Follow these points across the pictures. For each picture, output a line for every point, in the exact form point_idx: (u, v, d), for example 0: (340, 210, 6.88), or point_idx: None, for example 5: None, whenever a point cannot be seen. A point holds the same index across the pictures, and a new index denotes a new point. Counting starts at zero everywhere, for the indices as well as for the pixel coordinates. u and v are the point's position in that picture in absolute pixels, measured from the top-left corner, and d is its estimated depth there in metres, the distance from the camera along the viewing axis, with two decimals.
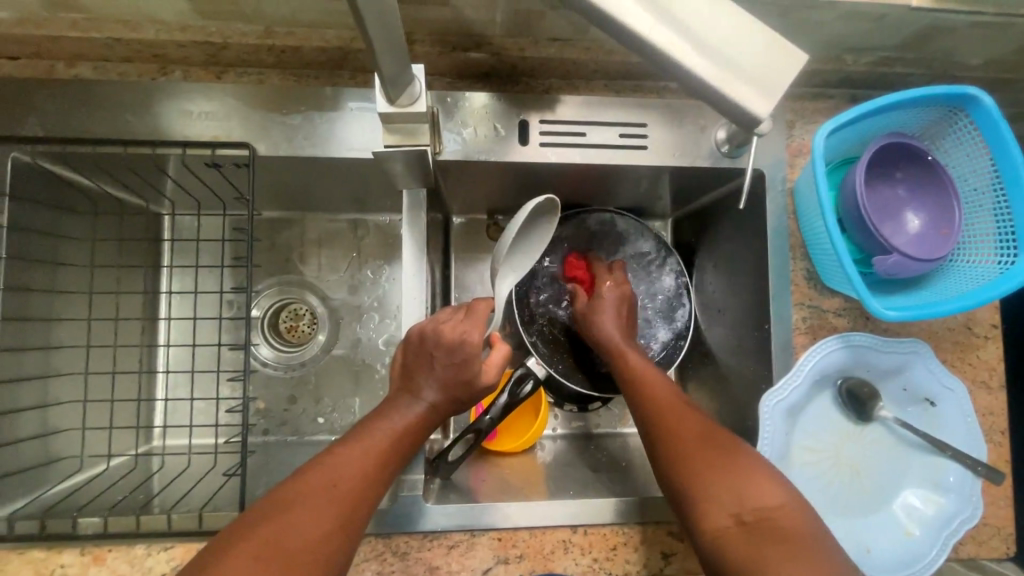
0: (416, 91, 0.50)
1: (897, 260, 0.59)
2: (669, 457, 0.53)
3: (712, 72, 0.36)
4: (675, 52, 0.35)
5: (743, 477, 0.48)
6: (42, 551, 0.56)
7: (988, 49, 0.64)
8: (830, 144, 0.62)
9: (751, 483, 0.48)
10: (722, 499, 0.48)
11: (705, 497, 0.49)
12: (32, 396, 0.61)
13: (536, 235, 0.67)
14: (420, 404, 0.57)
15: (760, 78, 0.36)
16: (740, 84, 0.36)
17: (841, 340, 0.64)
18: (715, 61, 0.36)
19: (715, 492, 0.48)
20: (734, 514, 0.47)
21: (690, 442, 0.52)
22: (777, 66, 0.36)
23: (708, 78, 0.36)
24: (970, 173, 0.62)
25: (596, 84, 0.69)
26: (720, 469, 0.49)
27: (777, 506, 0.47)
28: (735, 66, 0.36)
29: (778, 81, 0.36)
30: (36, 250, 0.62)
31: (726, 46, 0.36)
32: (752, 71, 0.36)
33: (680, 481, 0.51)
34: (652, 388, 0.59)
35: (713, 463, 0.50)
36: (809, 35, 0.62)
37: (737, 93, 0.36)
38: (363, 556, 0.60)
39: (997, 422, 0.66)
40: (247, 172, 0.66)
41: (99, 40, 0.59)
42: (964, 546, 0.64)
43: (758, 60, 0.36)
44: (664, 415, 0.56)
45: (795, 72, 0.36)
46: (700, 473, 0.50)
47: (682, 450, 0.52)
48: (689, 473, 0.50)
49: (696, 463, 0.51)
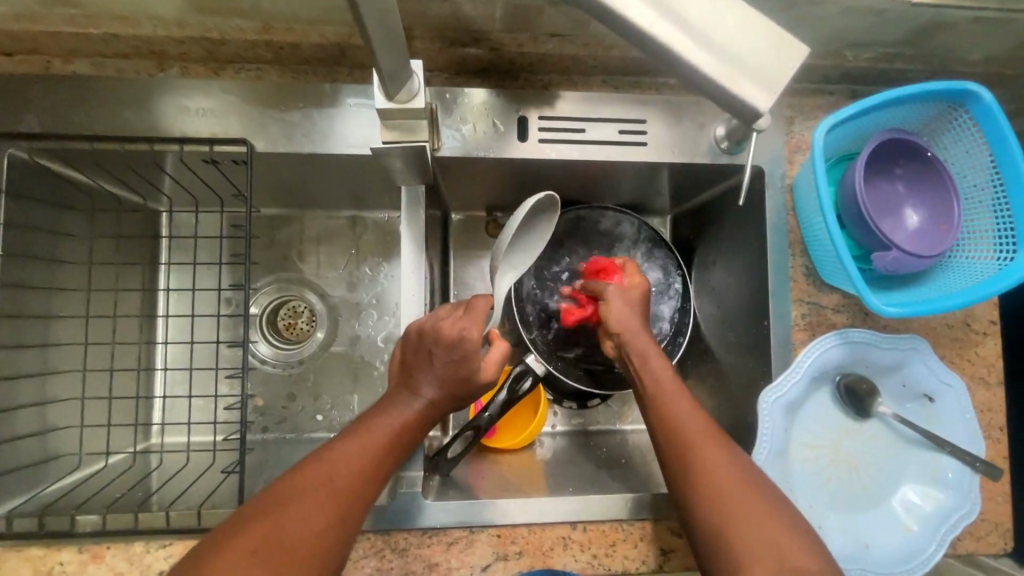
0: (415, 87, 0.50)
1: (896, 256, 0.58)
2: (702, 497, 0.50)
3: (716, 68, 0.35)
4: (678, 48, 0.35)
5: (782, 534, 0.47)
6: (41, 549, 0.56)
7: (988, 45, 0.64)
8: (829, 140, 0.62)
9: (789, 541, 0.47)
10: (762, 554, 0.46)
11: (742, 548, 0.46)
12: (30, 394, 0.61)
13: (535, 231, 0.67)
14: (420, 400, 0.57)
15: (765, 74, 0.35)
16: (744, 81, 0.35)
17: (840, 337, 0.64)
18: (720, 57, 0.35)
19: (755, 545, 0.46)
20: (774, 571, 0.45)
21: (728, 486, 0.50)
22: (781, 60, 0.35)
23: (712, 74, 0.35)
24: (970, 169, 0.62)
25: (596, 80, 0.69)
26: (760, 522, 0.47)
27: (811, 561, 0.46)
28: (740, 63, 0.35)
29: (783, 75, 0.35)
30: (33, 247, 0.61)
31: (729, 42, 0.35)
32: (756, 67, 0.35)
33: (715, 525, 0.48)
34: (675, 407, 0.55)
35: (753, 514, 0.48)
36: (809, 30, 0.62)
37: (742, 91, 0.36)
38: (363, 553, 0.60)
39: (996, 418, 0.66)
40: (244, 168, 0.66)
41: (96, 35, 0.58)
42: (962, 541, 0.64)
43: (761, 56, 0.35)
44: (694, 446, 0.52)
45: (798, 65, 0.35)
46: (739, 524, 0.47)
47: (717, 493, 0.49)
48: (725, 518, 0.48)
49: (733, 512, 0.48)
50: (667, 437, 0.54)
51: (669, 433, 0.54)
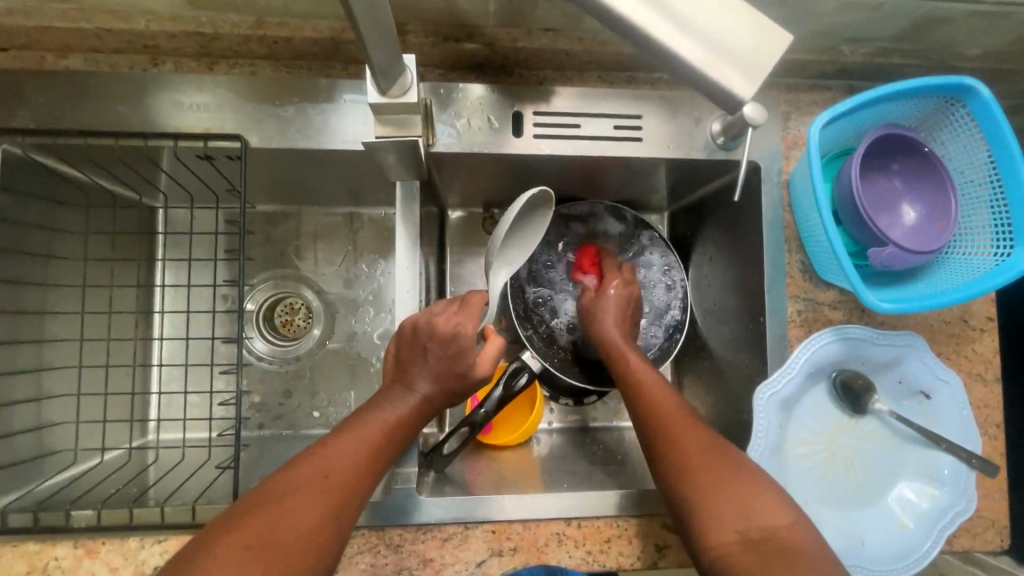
0: (408, 81, 0.50)
1: (893, 252, 0.58)
2: (675, 467, 0.51)
3: (702, 58, 0.34)
4: (661, 37, 0.34)
5: (751, 498, 0.48)
6: (35, 544, 0.56)
7: (986, 39, 0.64)
8: (825, 135, 0.62)
9: (757, 502, 0.48)
10: (729, 518, 0.47)
11: (710, 512, 0.48)
12: (25, 390, 0.61)
13: (530, 227, 0.67)
14: (414, 395, 0.57)
15: (750, 63, 0.35)
16: (730, 70, 0.35)
17: (835, 333, 0.64)
18: (706, 46, 0.34)
19: (722, 507, 0.48)
20: (739, 531, 0.46)
21: (698, 455, 0.51)
22: (766, 48, 0.35)
23: (697, 64, 0.35)
24: (966, 164, 0.62)
25: (591, 75, 0.69)
26: (729, 487, 0.49)
27: (778, 524, 0.46)
28: (727, 53, 0.35)
29: (766, 64, 0.35)
30: (27, 243, 0.61)
31: (712, 30, 0.34)
32: (741, 57, 0.35)
33: (686, 494, 0.50)
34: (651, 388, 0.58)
35: (723, 480, 0.49)
36: (805, 25, 0.61)
37: (727, 81, 0.35)
38: (357, 549, 0.60)
39: (993, 415, 0.66)
40: (239, 164, 0.66)
41: (88, 30, 0.58)
42: (958, 538, 0.64)
43: (747, 47, 0.35)
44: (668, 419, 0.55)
45: (781, 54, 0.35)
46: (707, 490, 0.49)
47: (688, 462, 0.51)
48: (695, 485, 0.49)
49: (699, 475, 0.50)
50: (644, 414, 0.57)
51: (647, 410, 0.56)
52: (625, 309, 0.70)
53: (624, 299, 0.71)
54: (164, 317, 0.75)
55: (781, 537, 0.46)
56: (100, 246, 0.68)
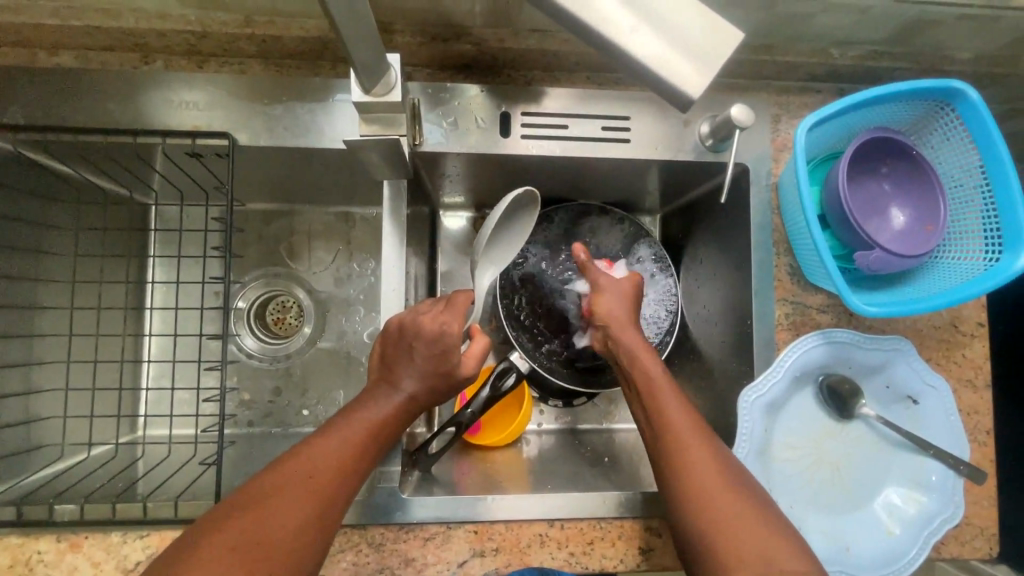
0: (392, 81, 0.50)
1: (880, 256, 0.58)
2: (696, 506, 0.49)
3: (655, 56, 0.34)
4: (613, 36, 0.34)
5: (774, 544, 0.46)
6: (19, 537, 0.57)
7: (977, 42, 0.63)
8: (813, 138, 0.61)
9: (781, 550, 0.46)
10: (753, 566, 0.45)
11: (730, 555, 0.46)
12: (14, 384, 0.62)
13: (516, 226, 0.67)
14: (399, 394, 0.57)
15: (701, 57, 0.35)
16: (681, 67, 0.35)
17: (821, 337, 0.64)
18: (658, 43, 0.34)
19: (745, 551, 0.46)
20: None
21: (723, 497, 0.48)
22: (714, 44, 0.35)
23: (650, 63, 0.35)
24: (957, 169, 0.61)
25: (580, 76, 0.69)
26: (753, 530, 0.47)
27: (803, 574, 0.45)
28: (682, 48, 0.34)
29: (718, 58, 0.35)
30: (17, 239, 0.62)
31: (664, 25, 0.34)
32: (693, 50, 0.34)
33: (708, 536, 0.47)
34: (670, 408, 0.54)
35: (745, 520, 0.47)
36: (794, 27, 0.61)
37: (681, 78, 0.35)
38: (339, 547, 0.60)
39: (982, 421, 0.65)
40: (227, 162, 0.66)
41: (79, 28, 0.59)
42: (947, 546, 0.64)
43: (696, 40, 0.34)
44: (689, 447, 0.52)
45: (732, 48, 0.35)
46: (729, 533, 0.47)
47: (712, 503, 0.48)
48: (716, 526, 0.47)
49: (722, 514, 0.48)
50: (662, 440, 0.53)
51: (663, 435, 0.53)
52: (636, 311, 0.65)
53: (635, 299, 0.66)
54: (154, 314, 0.75)
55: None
56: (91, 243, 0.69)
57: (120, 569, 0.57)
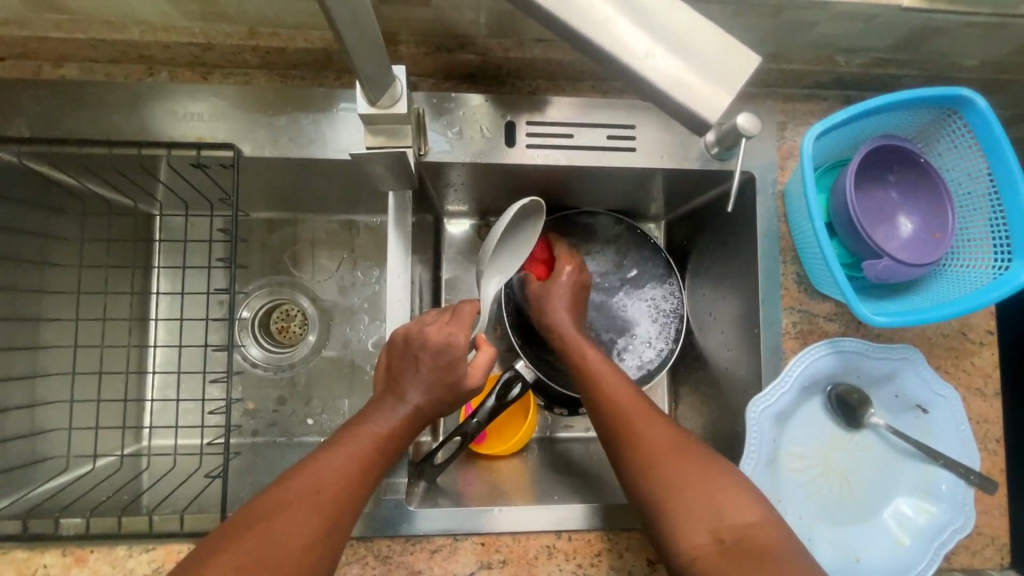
0: (398, 92, 0.50)
1: (888, 265, 0.57)
2: (647, 473, 0.50)
3: (670, 78, 0.34)
4: (629, 59, 0.34)
5: (721, 496, 0.48)
6: (25, 552, 0.56)
7: (984, 49, 0.63)
8: (819, 147, 0.61)
9: (728, 502, 0.48)
10: (701, 521, 0.47)
11: (681, 516, 0.48)
12: (20, 396, 0.62)
13: (522, 236, 0.67)
14: (405, 406, 0.57)
15: (717, 78, 0.34)
16: (696, 87, 0.34)
17: (829, 346, 0.63)
18: (673, 63, 0.34)
19: (691, 506, 0.48)
20: (711, 533, 0.46)
21: (671, 461, 0.50)
22: (729, 65, 0.34)
23: (665, 85, 0.34)
24: (965, 176, 0.61)
25: (584, 85, 0.69)
26: (698, 485, 0.49)
27: (751, 522, 0.47)
28: (697, 71, 0.34)
29: (734, 82, 0.34)
30: (22, 251, 0.62)
31: (677, 43, 0.34)
32: (709, 73, 0.34)
33: (658, 502, 0.49)
34: (612, 383, 0.58)
35: (690, 476, 0.49)
36: (799, 36, 0.61)
37: (696, 98, 0.34)
38: (346, 560, 0.60)
39: (992, 430, 0.65)
40: (232, 172, 0.66)
41: (84, 41, 0.59)
42: (957, 556, 0.63)
43: (713, 64, 0.34)
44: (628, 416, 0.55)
45: (749, 72, 0.34)
46: (675, 492, 0.49)
47: (659, 468, 0.50)
48: (664, 487, 0.49)
49: (667, 473, 0.50)
50: (608, 414, 0.56)
51: (609, 411, 0.56)
52: (578, 298, 0.71)
53: (576, 287, 0.71)
54: (159, 324, 0.75)
55: (755, 536, 0.46)
56: (95, 253, 0.69)
57: None
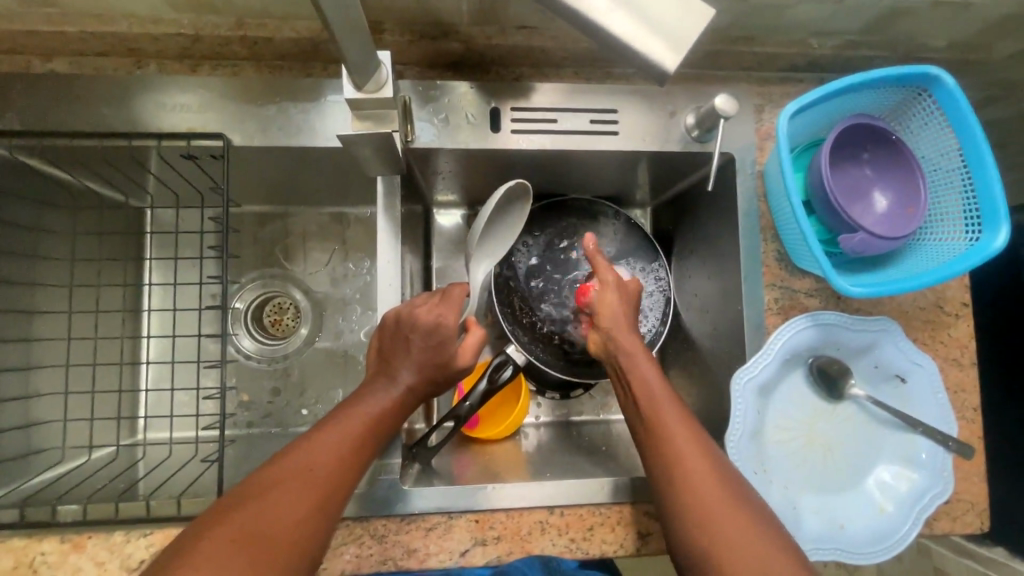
0: (383, 77, 0.51)
1: (863, 238, 0.59)
2: (694, 516, 0.49)
3: (628, 32, 0.35)
4: (591, 15, 0.36)
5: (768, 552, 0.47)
6: (22, 540, 0.57)
7: (952, 29, 0.65)
8: (795, 127, 0.63)
9: (774, 554, 0.47)
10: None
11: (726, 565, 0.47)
12: (14, 387, 0.62)
13: (509, 220, 0.68)
14: (396, 386, 0.58)
15: (672, 32, 0.35)
16: (651, 39, 0.35)
17: (810, 319, 0.65)
18: (631, 18, 0.35)
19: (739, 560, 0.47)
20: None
21: (721, 509, 0.49)
22: (686, 19, 0.35)
23: (625, 39, 0.36)
24: (937, 153, 0.63)
25: (566, 71, 0.70)
26: (745, 534, 0.48)
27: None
28: (654, 24, 0.35)
29: (690, 36, 0.35)
30: (15, 244, 0.63)
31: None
32: (666, 26, 0.35)
33: (704, 548, 0.48)
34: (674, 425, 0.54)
35: (742, 529, 0.48)
36: (772, 19, 0.63)
37: (652, 51, 0.35)
38: (342, 540, 0.61)
39: (969, 399, 0.67)
40: (223, 163, 0.67)
41: (73, 34, 0.60)
42: (939, 522, 0.65)
43: (670, 19, 0.35)
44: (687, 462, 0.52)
45: (703, 27, 0.35)
46: (725, 542, 0.48)
47: (709, 516, 0.49)
48: (711, 533, 0.48)
49: (721, 525, 0.48)
50: (669, 456, 0.52)
51: (672, 456, 0.52)
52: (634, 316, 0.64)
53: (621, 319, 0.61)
54: (151, 316, 0.75)
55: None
56: (87, 246, 0.69)
57: (125, 568, 0.57)
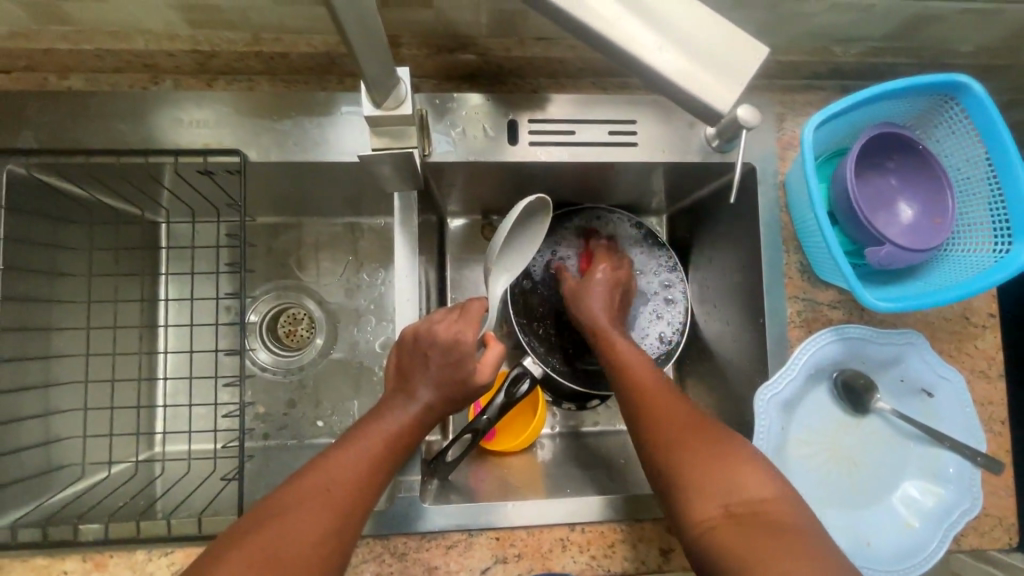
0: (402, 94, 0.50)
1: (890, 251, 0.58)
2: (659, 445, 0.52)
3: (681, 71, 0.36)
4: (642, 54, 0.35)
5: (735, 472, 0.48)
6: (44, 558, 0.57)
7: (980, 35, 0.64)
8: (818, 138, 0.62)
9: (742, 476, 0.48)
10: (712, 493, 0.47)
11: (692, 487, 0.48)
12: (34, 406, 0.62)
13: (529, 234, 0.67)
14: (415, 404, 0.57)
15: (727, 68, 0.36)
16: (707, 79, 0.36)
17: (834, 333, 0.64)
18: (682, 57, 0.36)
19: (705, 480, 0.48)
20: (723, 506, 0.47)
21: (683, 434, 0.52)
22: (739, 55, 0.36)
23: (675, 77, 0.36)
24: (963, 162, 0.62)
25: (584, 82, 0.69)
26: (708, 457, 0.49)
27: (766, 497, 0.47)
28: (706, 63, 0.36)
29: (747, 73, 0.36)
30: (34, 261, 0.63)
31: (688, 38, 0.36)
32: (720, 64, 0.36)
33: (671, 474, 0.50)
34: (641, 374, 0.60)
35: (705, 451, 0.50)
36: (794, 27, 0.62)
37: (706, 90, 0.36)
38: (362, 558, 0.60)
39: (997, 411, 0.65)
40: (238, 178, 0.66)
41: (89, 51, 0.60)
42: (966, 537, 0.64)
43: (723, 55, 0.36)
44: (652, 401, 0.56)
45: (756, 62, 0.36)
46: (688, 465, 0.49)
47: (671, 441, 0.52)
48: (674, 457, 0.51)
49: (683, 449, 0.51)
50: (635, 398, 0.58)
51: (637, 396, 0.58)
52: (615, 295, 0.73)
53: (610, 287, 0.72)
54: (168, 331, 0.75)
55: (767, 510, 0.46)
56: (105, 262, 0.69)
57: None
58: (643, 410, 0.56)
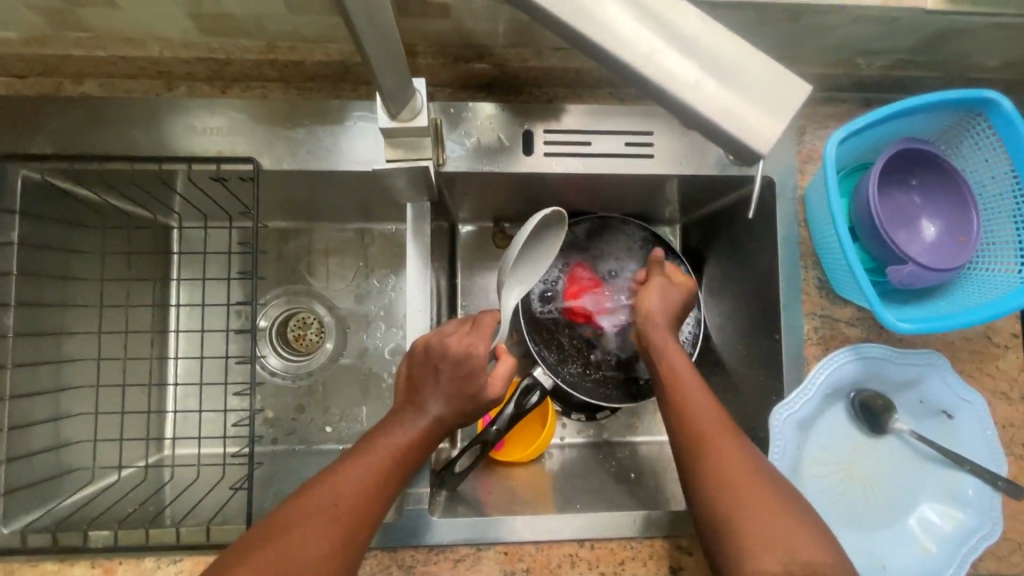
0: (418, 105, 0.50)
1: (912, 270, 0.57)
2: (717, 489, 0.50)
3: (717, 106, 0.36)
4: (677, 88, 0.36)
5: (795, 531, 0.47)
6: (54, 564, 0.58)
7: (1008, 49, 0.62)
8: (839, 152, 0.61)
9: (803, 535, 0.47)
10: (773, 547, 0.46)
11: (750, 538, 0.47)
12: (46, 409, 0.63)
13: (542, 245, 0.67)
14: (425, 417, 0.57)
15: (765, 101, 0.36)
16: (745, 116, 0.36)
17: (852, 353, 0.63)
18: (721, 91, 0.36)
19: (765, 533, 0.47)
20: (784, 564, 0.46)
21: (747, 484, 0.50)
22: (779, 89, 0.36)
23: (710, 113, 0.37)
24: (988, 179, 0.60)
25: (600, 92, 0.68)
26: (772, 515, 0.48)
27: (824, 561, 0.46)
28: (744, 98, 0.36)
29: (785, 107, 0.36)
30: (47, 266, 0.63)
31: (728, 73, 0.36)
32: (757, 99, 0.36)
33: (729, 524, 0.49)
34: (697, 401, 0.57)
35: (767, 506, 0.49)
36: (817, 41, 0.60)
37: (741, 126, 0.37)
38: (370, 570, 0.60)
39: (1018, 434, 0.64)
40: (251, 185, 0.66)
41: (104, 58, 0.60)
42: (983, 562, 0.62)
43: (763, 88, 0.36)
44: (712, 440, 0.53)
45: (803, 100, 0.36)
46: (749, 518, 0.48)
47: (734, 489, 0.50)
48: (733, 507, 0.49)
49: (744, 500, 0.49)
50: (691, 428, 0.55)
51: (693, 429, 0.54)
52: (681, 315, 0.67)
53: (680, 307, 0.67)
54: (179, 336, 0.75)
55: (823, 574, 0.46)
56: (117, 267, 0.69)
57: None
58: (701, 445, 0.53)
